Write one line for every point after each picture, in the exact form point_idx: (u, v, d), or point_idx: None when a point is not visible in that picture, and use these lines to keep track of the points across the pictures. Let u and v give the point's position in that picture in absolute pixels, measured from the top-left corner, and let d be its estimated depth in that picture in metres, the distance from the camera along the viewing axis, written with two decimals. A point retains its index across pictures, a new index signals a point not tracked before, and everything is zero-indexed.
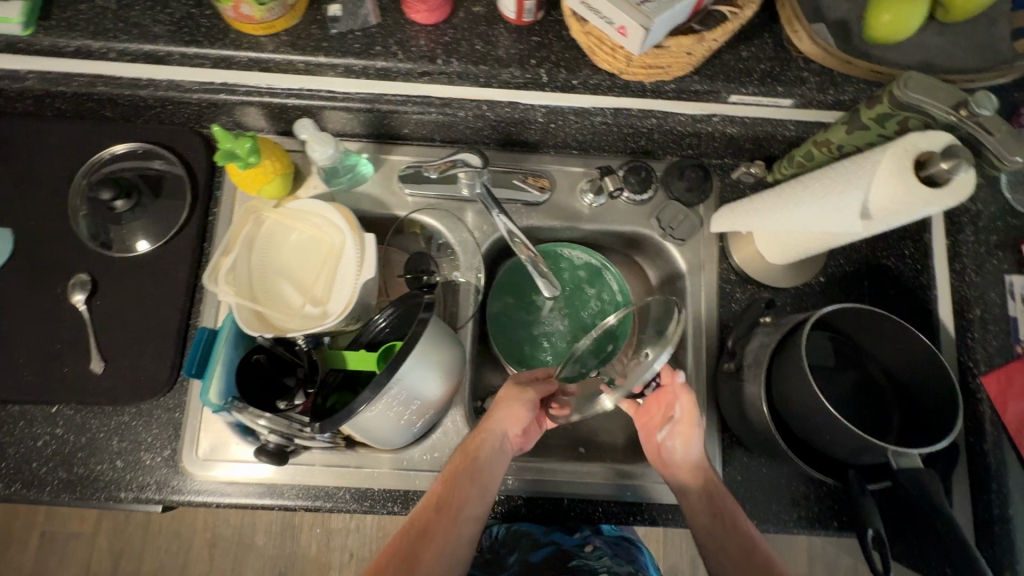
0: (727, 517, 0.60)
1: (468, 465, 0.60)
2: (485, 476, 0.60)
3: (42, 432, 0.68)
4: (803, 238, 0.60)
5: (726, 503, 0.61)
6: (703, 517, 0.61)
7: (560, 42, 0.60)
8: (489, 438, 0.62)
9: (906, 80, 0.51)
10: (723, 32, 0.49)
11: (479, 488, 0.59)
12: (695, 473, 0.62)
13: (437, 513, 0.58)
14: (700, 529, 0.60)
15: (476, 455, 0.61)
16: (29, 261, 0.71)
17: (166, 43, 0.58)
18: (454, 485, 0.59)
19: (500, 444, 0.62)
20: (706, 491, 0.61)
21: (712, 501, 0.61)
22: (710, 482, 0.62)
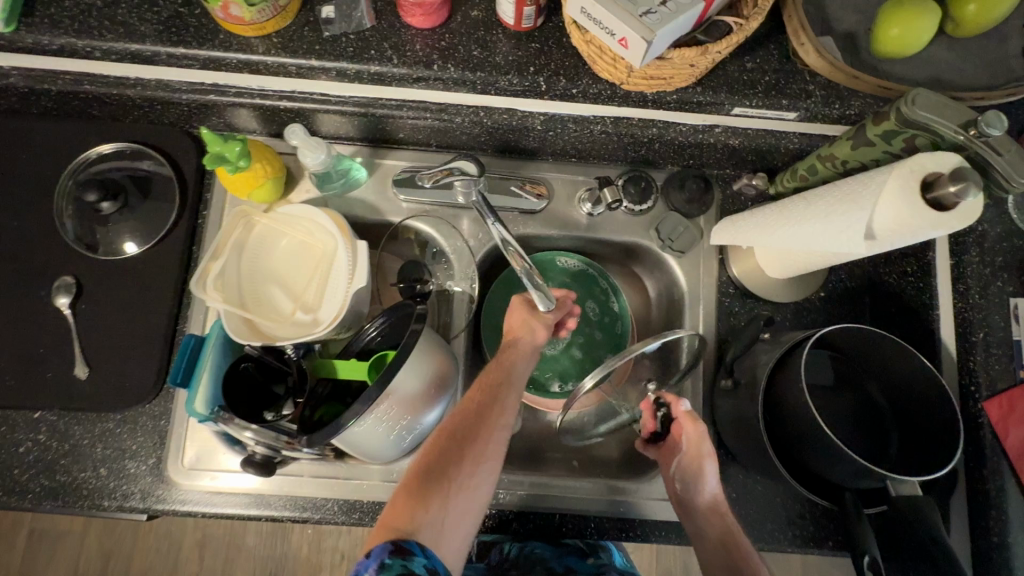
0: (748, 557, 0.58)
1: (502, 373, 0.59)
2: (516, 377, 0.59)
3: (24, 438, 0.66)
4: (806, 255, 0.59)
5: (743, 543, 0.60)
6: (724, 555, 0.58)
7: (560, 49, 0.58)
8: (519, 348, 0.62)
9: (914, 98, 0.50)
10: (729, 45, 0.48)
11: (515, 393, 0.58)
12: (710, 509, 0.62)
13: (477, 412, 0.55)
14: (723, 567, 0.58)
15: (508, 365, 0.60)
16: (12, 263, 0.69)
17: (152, 43, 0.56)
18: (492, 388, 0.57)
19: (528, 354, 0.62)
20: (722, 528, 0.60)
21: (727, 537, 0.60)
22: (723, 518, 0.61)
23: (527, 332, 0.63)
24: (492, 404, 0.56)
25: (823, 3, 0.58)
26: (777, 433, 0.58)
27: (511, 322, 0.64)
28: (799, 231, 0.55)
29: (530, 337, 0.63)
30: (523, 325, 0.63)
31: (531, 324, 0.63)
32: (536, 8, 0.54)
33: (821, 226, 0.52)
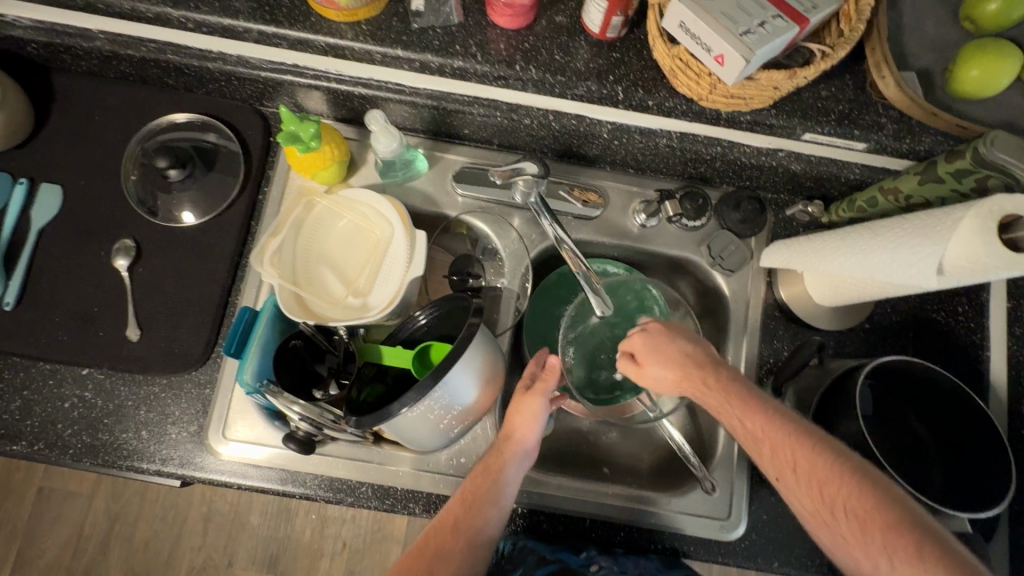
0: (829, 494, 0.46)
1: (487, 483, 0.57)
2: (507, 483, 0.58)
3: (70, 394, 0.67)
4: (864, 287, 0.59)
5: (825, 480, 0.46)
6: (800, 501, 0.48)
7: (640, 61, 0.59)
8: (511, 452, 0.59)
9: (993, 138, 0.50)
10: (817, 71, 0.49)
11: (498, 509, 0.57)
12: (762, 449, 0.50)
13: (452, 532, 0.55)
14: (808, 518, 0.48)
15: (497, 472, 0.58)
16: (75, 220, 0.70)
17: (245, 19, 0.57)
18: (474, 500, 0.56)
19: (520, 458, 0.59)
20: (787, 469, 0.49)
21: (799, 477, 0.48)
22: (781, 457, 0.49)
23: (521, 433, 0.60)
24: (469, 523, 0.55)
25: (901, 40, 0.59)
26: None
27: (507, 416, 0.61)
28: (864, 259, 0.55)
29: (526, 436, 0.60)
30: (519, 422, 0.60)
31: (526, 420, 0.60)
32: (624, 18, 0.55)
33: (889, 255, 0.53)
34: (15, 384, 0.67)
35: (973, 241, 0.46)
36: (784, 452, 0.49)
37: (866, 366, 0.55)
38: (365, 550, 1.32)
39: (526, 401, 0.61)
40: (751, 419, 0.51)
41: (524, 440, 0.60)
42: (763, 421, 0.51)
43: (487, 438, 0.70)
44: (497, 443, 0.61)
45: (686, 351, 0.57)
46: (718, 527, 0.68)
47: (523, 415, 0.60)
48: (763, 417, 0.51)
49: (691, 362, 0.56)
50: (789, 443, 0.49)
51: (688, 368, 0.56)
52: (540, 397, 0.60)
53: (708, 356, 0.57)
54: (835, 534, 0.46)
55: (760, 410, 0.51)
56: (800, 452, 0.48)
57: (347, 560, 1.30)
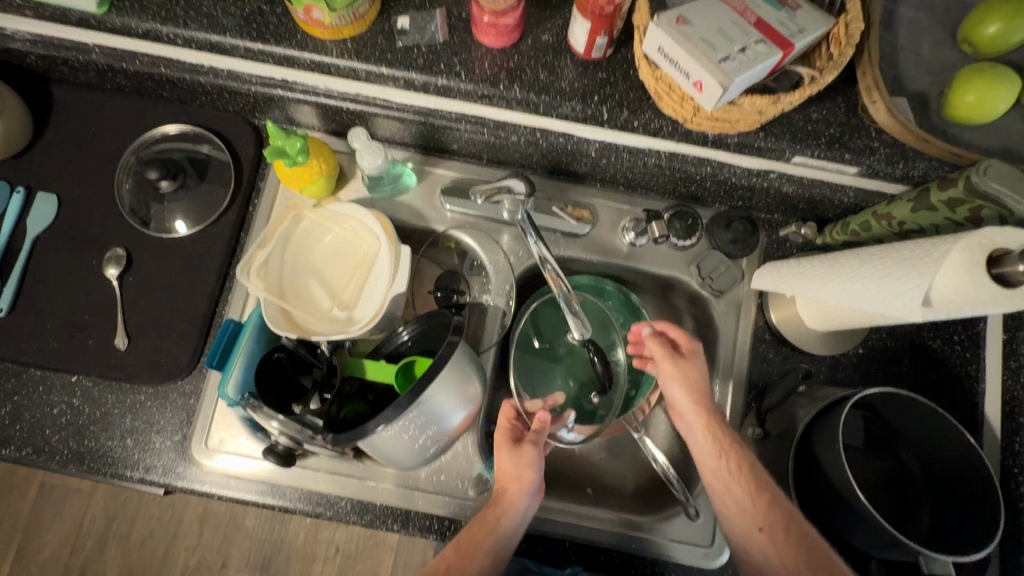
0: (815, 558, 0.51)
1: (482, 540, 0.55)
2: (505, 540, 0.56)
3: (59, 401, 0.68)
4: (852, 314, 0.57)
5: (810, 546, 0.52)
6: (778, 557, 0.53)
7: (625, 81, 0.58)
8: (511, 507, 0.57)
9: (986, 168, 0.49)
10: (801, 96, 0.48)
11: (493, 566, 0.55)
12: (755, 502, 0.54)
13: None
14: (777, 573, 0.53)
15: (490, 531, 0.56)
16: (70, 228, 0.71)
17: (233, 37, 0.58)
18: (469, 555, 0.55)
19: (520, 513, 0.57)
20: (776, 526, 0.53)
21: (787, 536, 0.53)
22: (774, 516, 0.53)
23: (519, 483, 0.58)
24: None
25: (896, 62, 0.57)
26: (807, 492, 0.56)
27: (500, 467, 0.59)
28: (853, 286, 0.54)
29: (518, 490, 0.57)
30: (512, 473, 0.58)
31: (521, 470, 0.58)
32: (608, 39, 0.55)
33: (878, 283, 0.51)
34: (7, 389, 0.68)
35: (958, 276, 0.45)
36: (777, 511, 0.54)
37: (851, 398, 0.53)
38: (357, 557, 1.31)
39: (521, 452, 0.59)
40: (749, 473, 0.56)
41: (523, 494, 0.57)
42: (761, 480, 0.56)
43: (468, 455, 0.70)
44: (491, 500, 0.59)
45: (704, 382, 0.61)
46: (700, 554, 0.67)
47: (520, 466, 0.58)
48: (760, 478, 0.56)
49: (709, 399, 0.60)
50: (781, 505, 0.54)
51: (705, 404, 0.60)
52: (533, 448, 0.59)
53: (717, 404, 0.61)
54: None
55: (757, 469, 0.57)
56: (790, 516, 0.54)
57: (339, 565, 1.30)
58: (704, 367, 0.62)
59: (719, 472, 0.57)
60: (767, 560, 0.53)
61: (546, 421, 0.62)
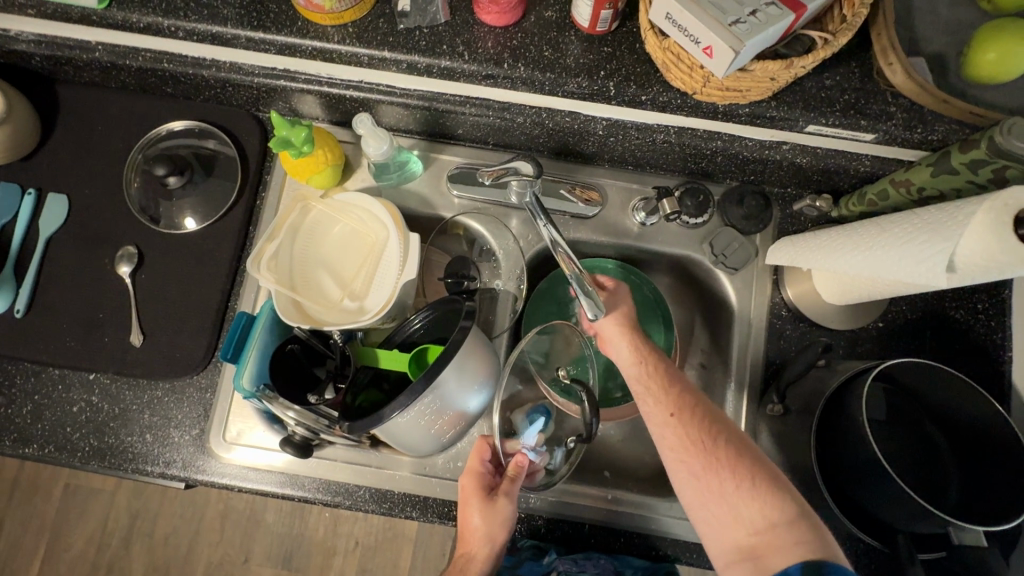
0: (716, 430, 0.55)
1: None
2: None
3: (78, 398, 0.69)
4: (873, 285, 0.56)
5: (714, 422, 0.55)
6: (686, 437, 0.55)
7: (632, 55, 0.57)
8: (480, 555, 0.60)
9: (1010, 125, 0.47)
10: (815, 60, 0.46)
11: None
12: (665, 391, 0.58)
13: None
14: (683, 452, 0.55)
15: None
16: (81, 228, 0.72)
17: (233, 27, 0.58)
18: None
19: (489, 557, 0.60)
20: (684, 409, 0.56)
21: (695, 416, 0.56)
22: (683, 400, 0.57)
23: (490, 537, 0.59)
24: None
25: (911, 23, 0.56)
26: (830, 468, 0.55)
27: (471, 520, 0.60)
28: (873, 255, 0.52)
29: (488, 547, 0.59)
30: (484, 529, 0.59)
31: (494, 526, 0.59)
32: (613, 12, 0.54)
33: (900, 251, 0.50)
34: (27, 389, 0.69)
35: (985, 238, 0.43)
36: (686, 395, 0.57)
37: (874, 370, 0.52)
38: (376, 549, 1.32)
39: (494, 507, 0.59)
40: (662, 371, 0.59)
41: (492, 545, 0.59)
42: (672, 376, 0.59)
43: None
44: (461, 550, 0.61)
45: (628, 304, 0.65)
46: None
47: (492, 523, 0.59)
48: (673, 373, 0.59)
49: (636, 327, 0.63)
50: (690, 391, 0.58)
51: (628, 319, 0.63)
52: (507, 502, 0.60)
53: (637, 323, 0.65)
54: (708, 462, 0.53)
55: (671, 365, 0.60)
56: (697, 400, 0.57)
57: (359, 557, 1.31)
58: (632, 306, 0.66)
59: (639, 377, 0.60)
60: (677, 441, 0.55)
61: (523, 467, 0.60)
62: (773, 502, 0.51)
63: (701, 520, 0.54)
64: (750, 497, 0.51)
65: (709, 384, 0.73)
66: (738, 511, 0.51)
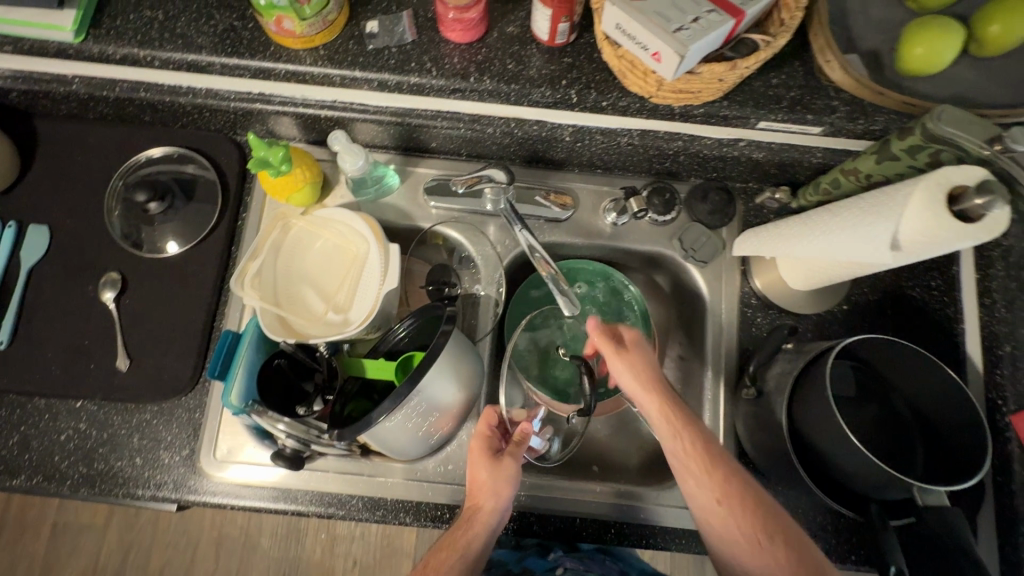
0: (769, 520, 0.51)
1: (454, 557, 0.55)
2: (474, 559, 0.55)
3: (65, 427, 0.69)
4: (831, 267, 0.59)
5: (765, 511, 0.51)
6: (737, 526, 0.51)
7: (590, 64, 0.61)
8: (482, 523, 0.57)
9: (940, 113, 0.51)
10: (757, 61, 0.50)
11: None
12: (710, 473, 0.53)
13: None
14: (736, 545, 0.51)
15: (465, 546, 0.55)
16: (63, 258, 0.73)
17: (208, 54, 0.60)
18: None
19: (492, 525, 0.57)
20: (733, 497, 0.52)
21: (744, 507, 0.51)
22: (732, 486, 0.52)
23: (495, 497, 0.58)
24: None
25: (846, 23, 0.60)
26: (803, 444, 0.58)
27: (476, 484, 0.59)
28: (827, 239, 0.56)
29: (495, 507, 0.58)
30: (489, 489, 0.58)
31: (499, 483, 0.59)
32: (570, 24, 0.57)
33: (848, 232, 0.53)
34: (13, 421, 0.69)
35: (923, 215, 0.46)
36: (734, 480, 0.53)
37: (834, 349, 0.55)
38: (375, 567, 1.31)
39: (500, 465, 0.60)
40: (705, 449, 0.54)
41: (495, 508, 0.58)
42: (716, 453, 0.54)
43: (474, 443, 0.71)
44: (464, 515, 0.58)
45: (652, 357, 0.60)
46: None
47: (498, 479, 0.59)
48: (716, 450, 0.54)
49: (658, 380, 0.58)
50: (737, 475, 0.53)
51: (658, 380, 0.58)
52: (513, 460, 0.60)
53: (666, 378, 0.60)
54: (763, 558, 0.49)
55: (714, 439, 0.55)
56: (746, 484, 0.53)
57: None
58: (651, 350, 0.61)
59: (674, 448, 0.55)
60: (728, 532, 0.51)
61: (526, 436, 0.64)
62: None
63: None
64: None
65: (688, 375, 0.76)
66: None
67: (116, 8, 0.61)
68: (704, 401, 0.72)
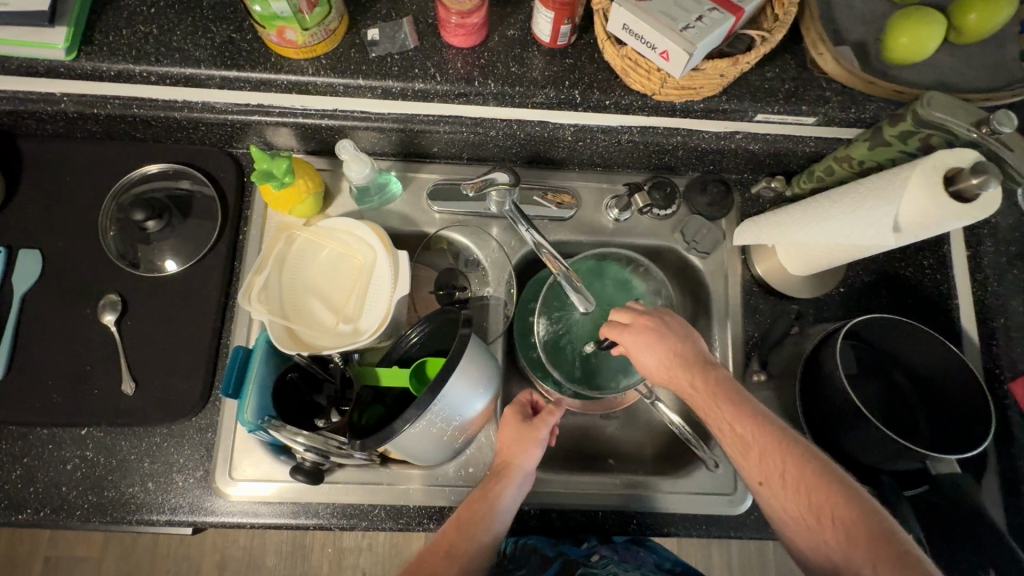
0: (785, 458, 0.51)
1: (482, 509, 0.60)
2: (500, 513, 0.60)
3: (71, 456, 0.67)
4: (832, 253, 0.62)
5: (784, 447, 0.52)
6: (757, 465, 0.53)
7: (592, 64, 0.62)
8: (510, 480, 0.61)
9: (929, 100, 0.53)
10: (758, 55, 0.51)
11: (488, 535, 0.59)
12: (727, 420, 0.54)
13: (444, 554, 0.57)
14: (756, 481, 0.53)
15: (494, 499, 0.60)
16: (58, 282, 0.71)
17: (206, 67, 0.59)
18: (468, 523, 0.59)
19: (518, 483, 0.62)
20: (750, 441, 0.53)
21: (786, 486, 0.51)
22: (749, 426, 0.53)
23: (521, 456, 0.62)
24: (465, 548, 0.57)
25: (834, 16, 0.62)
26: (817, 424, 0.60)
27: (505, 444, 0.64)
28: (829, 225, 0.58)
29: (522, 464, 0.62)
30: (516, 449, 0.63)
31: (525, 445, 0.63)
32: (571, 26, 0.58)
33: (849, 218, 0.55)
34: (14, 453, 0.66)
35: (922, 198, 0.49)
36: (772, 462, 0.51)
37: (842, 331, 0.57)
38: None
39: (528, 428, 0.63)
40: (723, 400, 0.55)
41: (522, 465, 0.62)
42: (734, 398, 0.55)
43: (492, 445, 0.71)
44: (496, 468, 0.63)
45: (676, 340, 0.59)
46: (725, 502, 0.70)
47: (523, 441, 0.63)
48: (735, 396, 0.55)
49: (681, 359, 0.58)
50: (756, 416, 0.53)
51: (677, 369, 0.58)
52: (543, 427, 0.63)
53: (699, 353, 0.59)
54: (781, 491, 0.51)
55: (753, 416, 0.53)
56: (765, 423, 0.53)
57: None
58: (681, 329, 0.60)
59: (699, 405, 0.57)
60: (749, 469, 0.53)
61: (556, 412, 0.64)
62: (856, 539, 0.46)
63: (786, 537, 0.53)
64: (829, 532, 0.48)
65: None
66: (819, 543, 0.49)
67: (106, 23, 0.59)
68: None
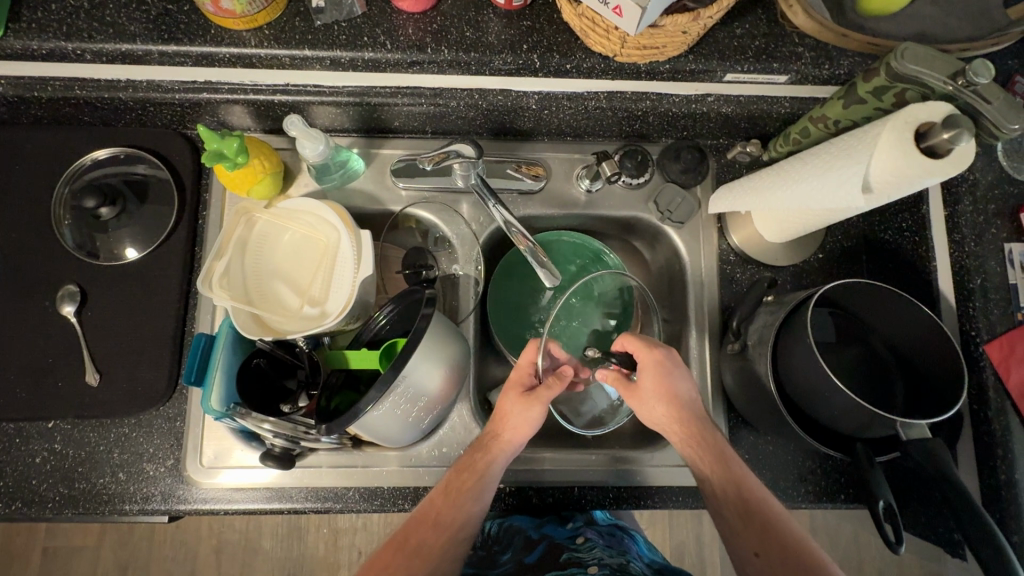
0: (775, 526, 0.54)
1: (471, 479, 0.59)
2: (490, 481, 0.59)
3: (39, 449, 0.66)
4: (806, 217, 0.60)
5: (766, 510, 0.55)
6: (747, 532, 0.54)
7: (550, 25, 0.59)
8: (500, 449, 0.60)
9: (902, 52, 0.50)
10: (720, 9, 0.48)
11: (477, 502, 0.58)
12: (721, 475, 0.57)
13: (433, 526, 0.58)
14: (747, 551, 0.54)
15: (483, 471, 0.59)
16: (14, 274, 0.69)
17: (144, 42, 0.56)
18: (457, 493, 0.59)
19: (507, 455, 0.61)
20: (745, 503, 0.55)
21: (782, 564, 0.52)
22: (739, 485, 0.56)
23: (515, 431, 0.61)
24: (450, 518, 0.58)
25: None
26: (790, 394, 0.59)
27: (500, 414, 0.62)
28: (801, 188, 0.55)
29: (515, 437, 0.61)
30: (511, 423, 0.61)
31: (521, 421, 0.61)
32: None
33: (821, 180, 0.53)
34: None
35: (891, 156, 0.47)
36: (773, 534, 0.53)
37: (814, 296, 0.55)
38: None
39: (528, 406, 0.61)
40: (711, 457, 0.58)
41: (512, 440, 0.61)
42: (726, 456, 0.58)
43: (466, 423, 0.70)
44: (484, 438, 0.62)
45: (686, 393, 0.61)
46: None
47: (521, 418, 0.61)
48: (728, 454, 0.58)
49: (683, 402, 0.61)
50: (744, 476, 0.57)
51: (689, 421, 0.60)
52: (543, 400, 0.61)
53: (703, 412, 0.61)
54: (771, 561, 0.52)
55: (744, 478, 0.57)
56: (754, 486, 0.56)
57: None
58: (687, 371, 0.63)
59: (693, 455, 0.59)
60: (740, 539, 0.55)
61: (560, 383, 0.62)
62: None
63: None
64: None
65: (673, 337, 0.76)
66: None
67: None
68: (690, 360, 0.73)
